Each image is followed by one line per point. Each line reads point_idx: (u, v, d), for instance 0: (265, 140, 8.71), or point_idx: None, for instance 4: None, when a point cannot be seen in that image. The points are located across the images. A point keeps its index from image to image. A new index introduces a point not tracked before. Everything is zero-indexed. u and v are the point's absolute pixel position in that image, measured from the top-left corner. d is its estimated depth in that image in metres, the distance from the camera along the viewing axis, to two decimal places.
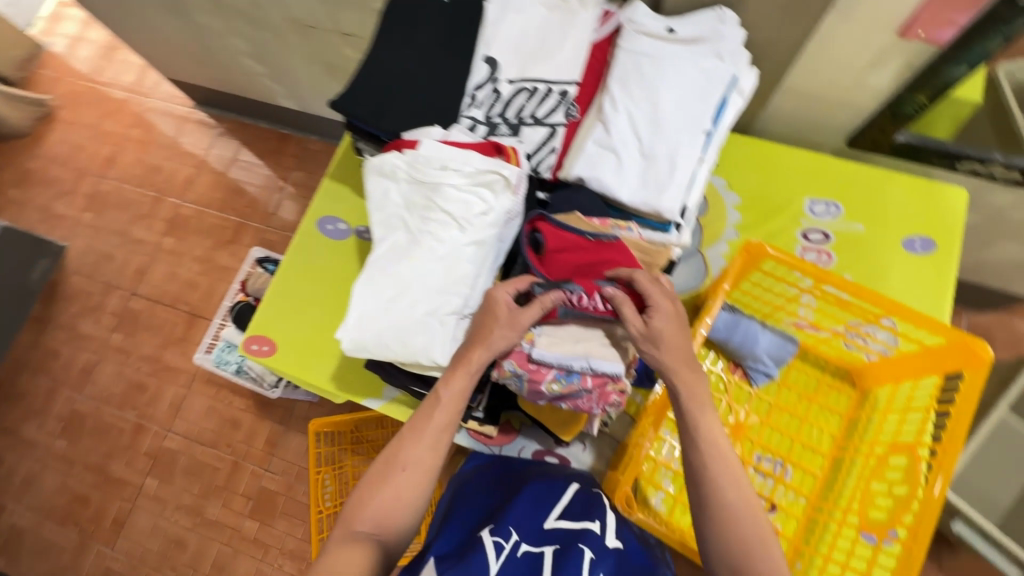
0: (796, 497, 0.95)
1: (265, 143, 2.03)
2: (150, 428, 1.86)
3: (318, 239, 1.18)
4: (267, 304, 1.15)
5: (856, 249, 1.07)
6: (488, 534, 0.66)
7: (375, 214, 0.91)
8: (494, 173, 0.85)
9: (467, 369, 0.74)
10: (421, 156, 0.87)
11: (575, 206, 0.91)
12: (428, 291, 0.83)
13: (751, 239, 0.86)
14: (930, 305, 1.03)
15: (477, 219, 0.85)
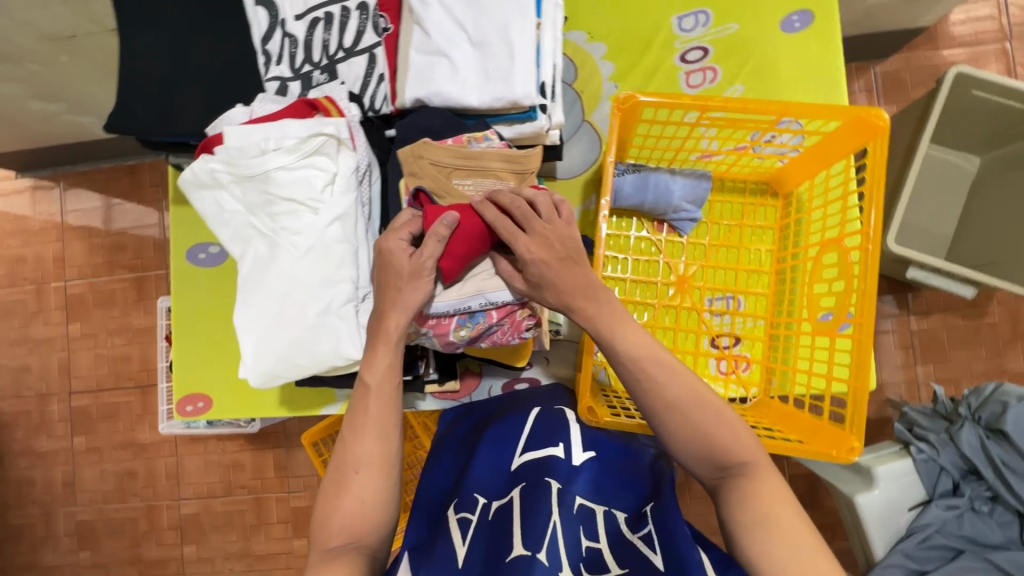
0: (751, 324, 0.95)
1: (120, 180, 1.69)
2: (163, 504, 1.70)
3: (197, 273, 1.05)
4: (180, 363, 1.05)
5: (739, 52, 0.99)
6: (454, 513, 0.64)
7: (220, 229, 0.78)
8: (319, 136, 0.73)
9: (386, 346, 0.68)
10: (233, 150, 0.74)
11: (424, 129, 0.78)
12: (307, 295, 0.75)
13: (619, 93, 0.77)
14: (825, 78, 0.97)
15: (327, 193, 0.74)
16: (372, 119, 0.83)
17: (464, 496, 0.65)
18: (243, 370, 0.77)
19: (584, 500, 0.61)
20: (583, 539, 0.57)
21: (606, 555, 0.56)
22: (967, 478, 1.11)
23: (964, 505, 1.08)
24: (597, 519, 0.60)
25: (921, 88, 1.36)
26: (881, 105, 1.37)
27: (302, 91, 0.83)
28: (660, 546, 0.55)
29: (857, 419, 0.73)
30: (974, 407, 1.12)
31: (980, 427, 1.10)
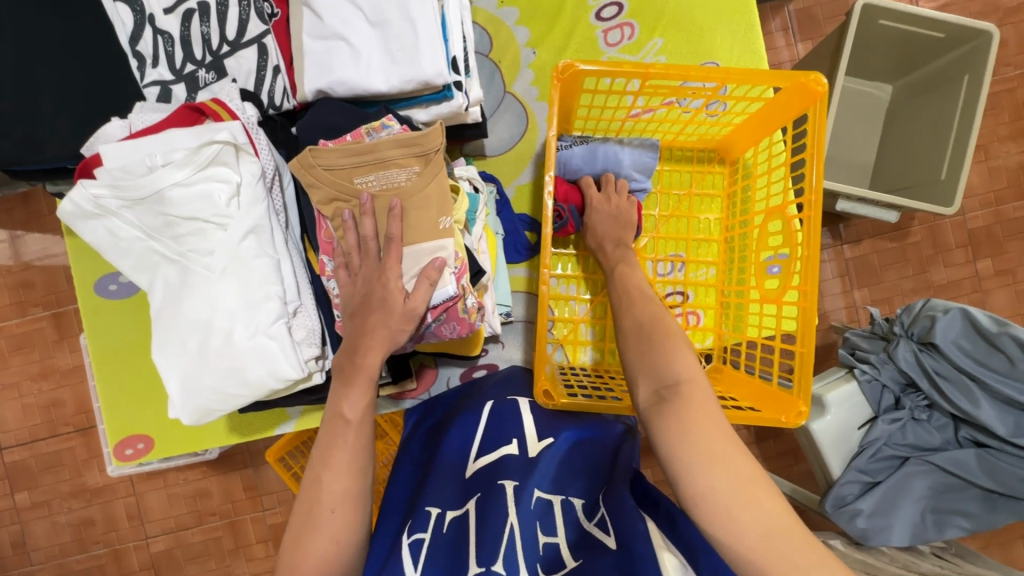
0: (703, 290, 0.97)
1: (14, 212, 1.52)
2: (129, 546, 1.60)
3: (109, 307, 0.95)
4: (108, 405, 0.96)
5: (655, 6, 0.96)
6: (407, 536, 0.60)
7: (121, 261, 0.70)
8: (213, 144, 0.65)
9: (362, 385, 0.66)
10: (116, 171, 0.66)
11: (321, 127, 0.73)
12: (230, 319, 0.68)
13: (558, 61, 0.70)
14: (742, 26, 0.96)
15: (233, 206, 0.67)
16: (274, 117, 0.76)
17: (417, 514, 0.63)
18: (173, 409, 0.71)
19: (541, 493, 0.60)
20: (540, 535, 0.56)
21: (563, 548, 0.54)
22: (907, 391, 1.17)
23: (905, 416, 1.15)
24: (554, 510, 0.58)
25: (832, 22, 1.39)
26: (799, 43, 1.39)
27: (188, 94, 0.74)
28: (613, 528, 0.54)
29: (805, 387, 0.71)
30: (907, 325, 1.18)
31: (913, 342, 1.16)
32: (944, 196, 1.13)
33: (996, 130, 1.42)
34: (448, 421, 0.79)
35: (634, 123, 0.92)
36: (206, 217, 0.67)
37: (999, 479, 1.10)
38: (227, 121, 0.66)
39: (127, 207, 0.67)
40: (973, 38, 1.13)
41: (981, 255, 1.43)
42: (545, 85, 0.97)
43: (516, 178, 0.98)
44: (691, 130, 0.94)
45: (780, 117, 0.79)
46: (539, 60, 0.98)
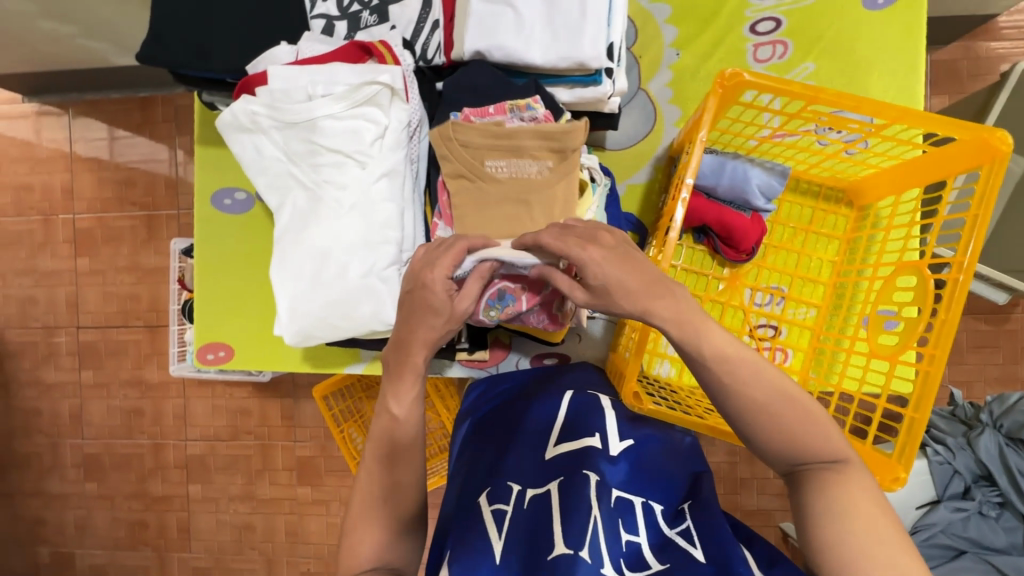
0: (798, 332, 0.93)
1: (133, 115, 1.62)
2: (169, 443, 1.71)
3: (220, 219, 1.00)
4: (200, 310, 1.02)
5: (816, 29, 0.92)
6: (489, 503, 0.64)
7: (260, 179, 0.74)
8: (372, 84, 0.67)
9: (410, 379, 0.63)
10: (277, 92, 0.68)
11: (468, 88, 0.74)
12: (348, 254, 0.71)
13: (725, 68, 0.69)
14: (904, 66, 0.91)
15: (375, 148, 0.69)
16: (423, 69, 0.77)
17: (497, 486, 0.65)
18: (277, 326, 0.75)
19: (622, 492, 0.61)
20: (622, 532, 0.57)
21: (645, 550, 0.56)
22: (979, 483, 1.10)
23: (972, 508, 1.08)
24: (635, 510, 0.60)
25: (982, 81, 1.29)
26: (930, 96, 1.30)
27: (348, 33, 0.77)
28: (699, 541, 0.56)
29: (908, 451, 0.68)
30: (996, 415, 1.10)
31: (999, 435, 1.09)
32: None
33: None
34: (526, 399, 0.80)
35: (769, 144, 0.88)
36: (348, 153, 0.69)
37: None
38: (389, 65, 0.67)
39: (279, 128, 0.70)
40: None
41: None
42: (680, 89, 0.95)
43: (630, 178, 0.97)
44: (825, 165, 0.90)
45: (939, 170, 0.75)
46: (681, 61, 0.95)
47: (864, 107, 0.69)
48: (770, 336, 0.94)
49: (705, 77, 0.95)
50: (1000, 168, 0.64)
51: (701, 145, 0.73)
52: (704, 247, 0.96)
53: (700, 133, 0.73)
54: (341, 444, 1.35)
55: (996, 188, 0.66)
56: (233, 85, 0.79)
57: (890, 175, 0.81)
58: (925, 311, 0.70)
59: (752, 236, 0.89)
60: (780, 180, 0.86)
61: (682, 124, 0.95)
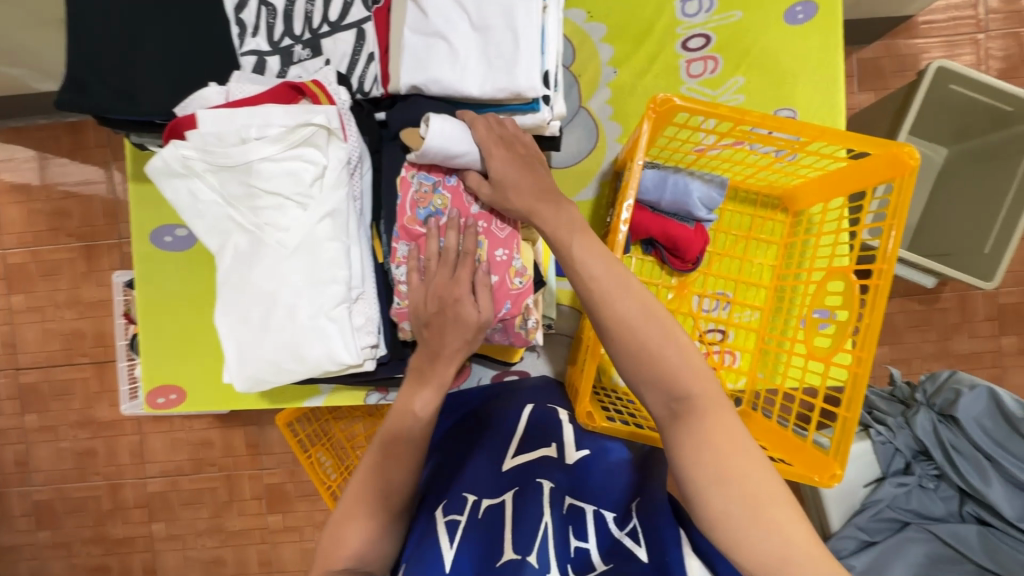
0: (743, 334, 0.98)
1: (62, 141, 1.53)
2: (127, 482, 1.63)
3: (163, 258, 0.97)
4: (147, 351, 0.98)
5: (743, 44, 0.96)
6: (443, 515, 0.64)
7: (197, 223, 0.72)
8: (308, 126, 0.67)
9: (435, 387, 0.67)
10: (210, 137, 0.67)
11: (410, 121, 0.73)
12: (295, 296, 0.70)
13: (657, 93, 0.71)
14: (826, 77, 0.95)
15: (316, 188, 0.69)
16: (362, 102, 0.77)
17: (452, 497, 0.66)
18: (227, 373, 0.74)
19: (575, 500, 0.64)
20: (572, 539, 0.60)
21: (592, 552, 0.58)
22: (919, 458, 1.17)
23: (914, 482, 1.15)
24: (586, 517, 0.62)
25: (899, 78, 1.38)
26: (858, 92, 1.38)
27: (282, 68, 0.75)
28: (644, 539, 0.58)
29: (843, 450, 0.72)
30: (930, 394, 1.16)
31: (933, 412, 1.15)
32: (985, 269, 1.15)
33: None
34: (487, 411, 0.81)
35: (703, 158, 0.92)
36: (288, 194, 0.68)
37: (998, 560, 1.10)
38: (323, 105, 0.67)
39: (214, 170, 0.69)
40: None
41: (1007, 331, 1.42)
42: (620, 106, 0.97)
43: (577, 195, 0.99)
44: (762, 175, 0.94)
45: (860, 180, 0.79)
46: (619, 79, 0.98)
47: (787, 126, 0.73)
48: (719, 340, 0.98)
49: (643, 93, 0.97)
50: (910, 182, 0.69)
51: (639, 166, 0.76)
52: (652, 258, 0.98)
53: (638, 154, 0.76)
54: (309, 470, 1.23)
55: (909, 198, 0.71)
56: (162, 125, 0.75)
57: (817, 184, 0.86)
58: (851, 315, 0.75)
59: (695, 246, 0.92)
60: (719, 191, 0.89)
61: (624, 140, 0.98)
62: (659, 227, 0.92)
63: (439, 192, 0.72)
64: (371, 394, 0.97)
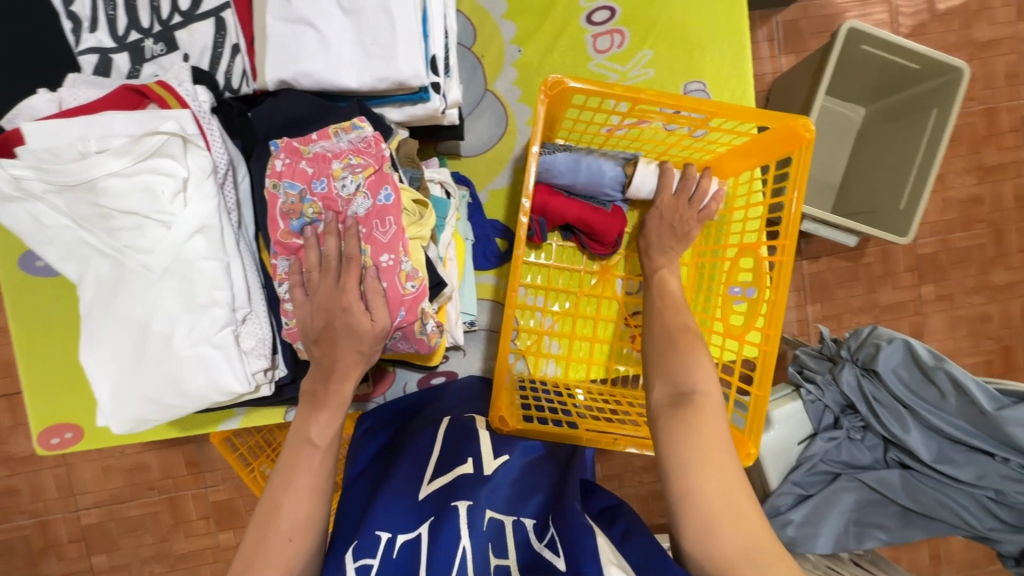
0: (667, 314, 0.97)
1: None
2: (57, 518, 1.50)
3: (39, 285, 0.86)
4: (32, 389, 0.89)
5: (650, 13, 0.92)
6: (353, 560, 0.58)
7: (45, 251, 0.63)
8: (157, 135, 0.59)
9: (333, 409, 0.64)
10: (42, 153, 0.58)
11: (285, 120, 0.67)
12: (173, 325, 0.63)
13: (548, 76, 0.67)
14: (734, 44, 0.93)
15: (177, 204, 0.61)
16: (231, 101, 0.69)
17: (364, 537, 0.60)
18: (101, 416, 0.67)
19: (494, 514, 0.61)
20: (491, 558, 0.57)
21: (511, 567, 0.56)
22: (846, 412, 1.15)
23: (842, 435, 1.13)
24: (506, 531, 0.59)
25: (816, 38, 1.38)
26: (781, 55, 1.38)
27: (132, 66, 0.66)
28: (563, 549, 0.55)
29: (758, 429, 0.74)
30: (853, 349, 1.14)
31: (857, 367, 1.12)
32: (899, 225, 1.16)
33: (956, 161, 1.46)
34: (403, 436, 0.78)
35: (615, 137, 0.90)
36: (146, 214, 0.61)
37: (921, 502, 1.09)
38: (174, 111, 0.59)
39: (53, 191, 0.60)
40: (945, 73, 1.14)
41: (925, 280, 1.49)
42: (528, 86, 0.93)
43: (490, 183, 0.95)
44: (675, 150, 0.93)
45: (765, 153, 0.78)
46: (526, 57, 0.93)
47: (685, 103, 0.70)
48: (645, 322, 0.98)
49: (551, 71, 0.93)
50: (807, 156, 0.69)
51: (536, 154, 0.72)
52: (572, 243, 0.96)
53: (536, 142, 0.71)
54: (254, 486, 1.15)
55: (806, 173, 0.72)
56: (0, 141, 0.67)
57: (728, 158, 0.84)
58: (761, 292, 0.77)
59: (613, 229, 0.90)
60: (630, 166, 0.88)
61: (533, 123, 0.94)
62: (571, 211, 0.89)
63: (309, 200, 0.64)
64: (291, 411, 0.92)
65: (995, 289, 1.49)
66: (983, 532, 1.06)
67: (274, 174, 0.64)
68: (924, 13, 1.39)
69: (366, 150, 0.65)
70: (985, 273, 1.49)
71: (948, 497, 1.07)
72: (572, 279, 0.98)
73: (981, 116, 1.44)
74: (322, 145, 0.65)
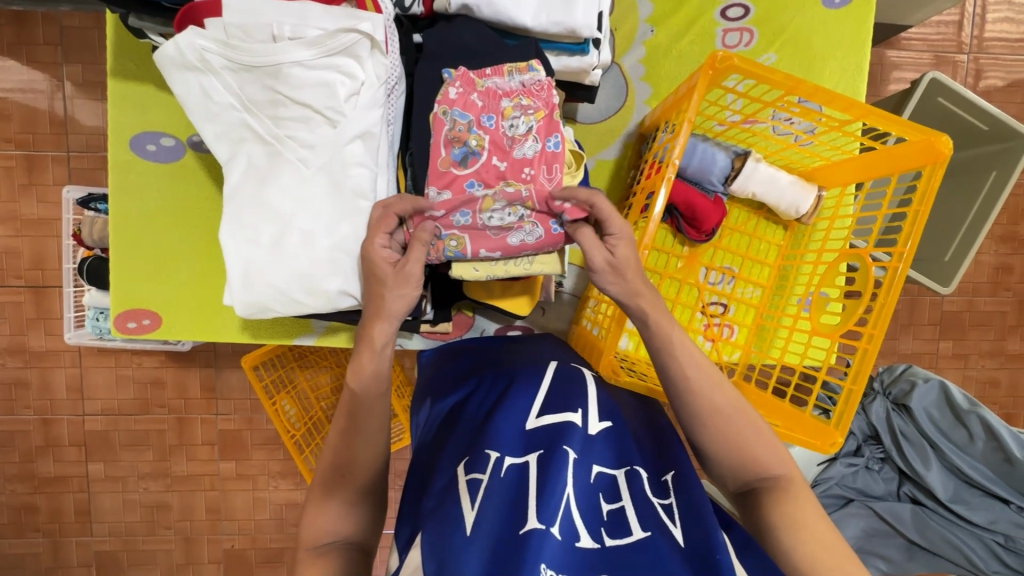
0: (741, 308, 1.01)
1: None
2: (57, 365, 1.23)
3: (145, 167, 0.82)
4: (117, 267, 0.83)
5: (781, 17, 0.95)
6: (465, 474, 0.55)
7: (210, 123, 0.61)
8: (351, 32, 0.59)
9: (369, 354, 0.59)
10: (234, 28, 0.57)
11: (456, 47, 0.68)
12: (325, 219, 0.62)
13: (717, 51, 0.70)
14: (858, 57, 0.96)
15: (350, 106, 0.61)
16: (399, 19, 0.69)
17: (476, 453, 0.57)
18: (229, 295, 0.64)
19: (602, 467, 0.55)
20: (603, 504, 0.52)
21: (629, 513, 0.51)
22: (867, 441, 1.05)
23: (861, 463, 1.04)
24: (619, 485, 0.54)
25: (892, 83, 1.35)
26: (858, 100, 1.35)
27: None
28: (680, 519, 0.52)
29: (844, 419, 0.78)
30: (886, 383, 1.04)
31: (888, 402, 1.02)
32: (942, 274, 1.09)
33: (991, 229, 1.36)
34: (507, 367, 0.71)
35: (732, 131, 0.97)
36: (319, 107, 0.60)
37: (928, 537, 0.97)
38: (371, 13, 0.59)
39: (233, 69, 0.59)
40: (1009, 138, 1.02)
41: (947, 335, 1.38)
42: (654, 67, 0.95)
43: (600, 153, 0.96)
44: (787, 152, 0.99)
45: (888, 167, 0.83)
46: (658, 37, 0.95)
47: (832, 100, 0.74)
48: (720, 312, 1.00)
49: (676, 58, 0.95)
50: (941, 169, 0.74)
51: (689, 127, 0.74)
52: (668, 225, 0.98)
53: (691, 114, 0.74)
54: (273, 416, 1.05)
55: (936, 188, 0.75)
56: (172, 10, 0.62)
57: (844, 166, 0.89)
58: (867, 295, 0.79)
59: (713, 218, 0.92)
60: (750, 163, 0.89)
61: (653, 102, 0.95)
62: (693, 199, 0.90)
63: (476, 131, 0.65)
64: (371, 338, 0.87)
65: (1009, 356, 1.40)
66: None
67: (445, 103, 0.65)
68: (998, 81, 1.36)
69: (538, 92, 0.65)
70: (1003, 339, 1.39)
71: (960, 540, 0.95)
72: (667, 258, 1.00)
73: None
74: (494, 80, 0.66)
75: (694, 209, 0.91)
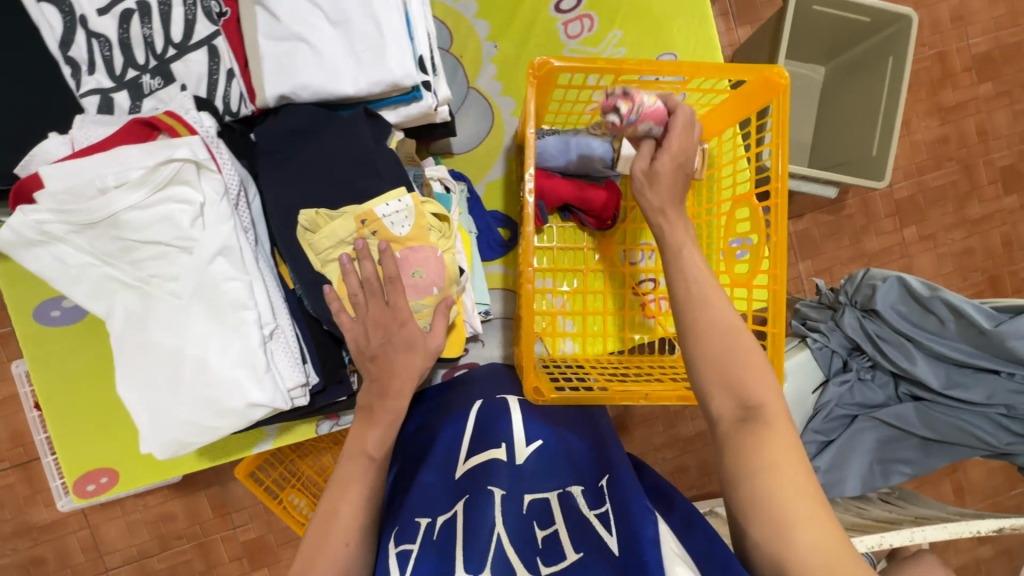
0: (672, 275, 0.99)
1: None
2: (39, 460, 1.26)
3: (54, 337, 0.86)
4: (62, 441, 0.88)
5: None
6: (396, 546, 0.58)
7: (73, 287, 0.63)
8: (171, 161, 0.61)
9: (385, 424, 0.65)
10: (61, 195, 0.60)
11: (291, 135, 0.70)
12: (209, 347, 0.64)
13: (533, 59, 0.73)
14: (700, 22, 0.97)
15: (197, 228, 0.63)
16: (232, 124, 0.72)
17: (405, 522, 0.60)
18: (144, 443, 0.67)
19: (533, 495, 0.60)
20: (537, 531, 0.56)
21: (561, 535, 0.55)
22: (853, 354, 1.12)
23: (852, 377, 1.10)
24: (552, 506, 0.59)
25: None
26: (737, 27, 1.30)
27: (132, 102, 0.69)
28: (614, 525, 0.54)
29: (778, 365, 0.79)
30: (851, 293, 1.11)
31: (857, 310, 1.10)
32: (875, 169, 1.11)
33: (916, 106, 1.41)
34: (434, 423, 0.78)
35: (598, 115, 0.95)
36: (166, 240, 0.62)
37: (938, 430, 1.05)
38: (186, 138, 0.61)
39: (77, 230, 0.61)
40: (894, 22, 1.11)
41: (907, 222, 1.42)
42: (508, 79, 0.97)
43: (486, 175, 0.98)
44: None
45: (743, 109, 0.83)
46: (502, 52, 0.96)
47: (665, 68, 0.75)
48: (654, 288, 0.99)
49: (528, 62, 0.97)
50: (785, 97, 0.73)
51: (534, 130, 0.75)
52: (572, 223, 1.00)
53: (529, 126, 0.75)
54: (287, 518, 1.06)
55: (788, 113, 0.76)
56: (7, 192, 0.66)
57: (719, 112, 0.88)
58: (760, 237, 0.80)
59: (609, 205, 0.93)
60: None
61: (519, 113, 0.97)
62: (586, 196, 0.92)
63: None
64: (322, 423, 0.92)
65: (972, 222, 1.43)
66: (1002, 448, 1.04)
67: None
68: None
69: None
70: (962, 208, 1.43)
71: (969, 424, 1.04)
72: (575, 254, 1.01)
73: (935, 60, 1.40)
74: None
75: (589, 203, 0.93)
